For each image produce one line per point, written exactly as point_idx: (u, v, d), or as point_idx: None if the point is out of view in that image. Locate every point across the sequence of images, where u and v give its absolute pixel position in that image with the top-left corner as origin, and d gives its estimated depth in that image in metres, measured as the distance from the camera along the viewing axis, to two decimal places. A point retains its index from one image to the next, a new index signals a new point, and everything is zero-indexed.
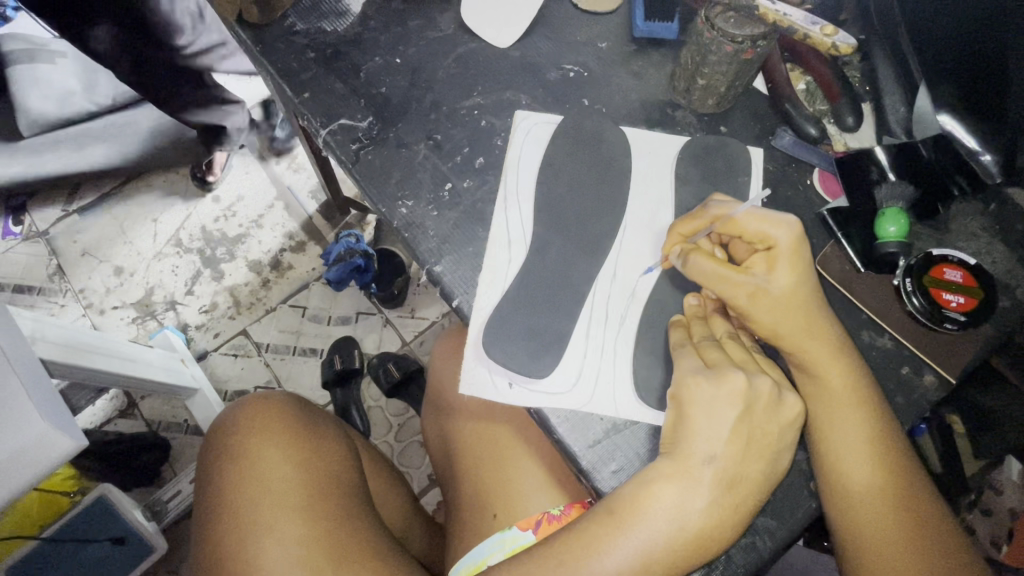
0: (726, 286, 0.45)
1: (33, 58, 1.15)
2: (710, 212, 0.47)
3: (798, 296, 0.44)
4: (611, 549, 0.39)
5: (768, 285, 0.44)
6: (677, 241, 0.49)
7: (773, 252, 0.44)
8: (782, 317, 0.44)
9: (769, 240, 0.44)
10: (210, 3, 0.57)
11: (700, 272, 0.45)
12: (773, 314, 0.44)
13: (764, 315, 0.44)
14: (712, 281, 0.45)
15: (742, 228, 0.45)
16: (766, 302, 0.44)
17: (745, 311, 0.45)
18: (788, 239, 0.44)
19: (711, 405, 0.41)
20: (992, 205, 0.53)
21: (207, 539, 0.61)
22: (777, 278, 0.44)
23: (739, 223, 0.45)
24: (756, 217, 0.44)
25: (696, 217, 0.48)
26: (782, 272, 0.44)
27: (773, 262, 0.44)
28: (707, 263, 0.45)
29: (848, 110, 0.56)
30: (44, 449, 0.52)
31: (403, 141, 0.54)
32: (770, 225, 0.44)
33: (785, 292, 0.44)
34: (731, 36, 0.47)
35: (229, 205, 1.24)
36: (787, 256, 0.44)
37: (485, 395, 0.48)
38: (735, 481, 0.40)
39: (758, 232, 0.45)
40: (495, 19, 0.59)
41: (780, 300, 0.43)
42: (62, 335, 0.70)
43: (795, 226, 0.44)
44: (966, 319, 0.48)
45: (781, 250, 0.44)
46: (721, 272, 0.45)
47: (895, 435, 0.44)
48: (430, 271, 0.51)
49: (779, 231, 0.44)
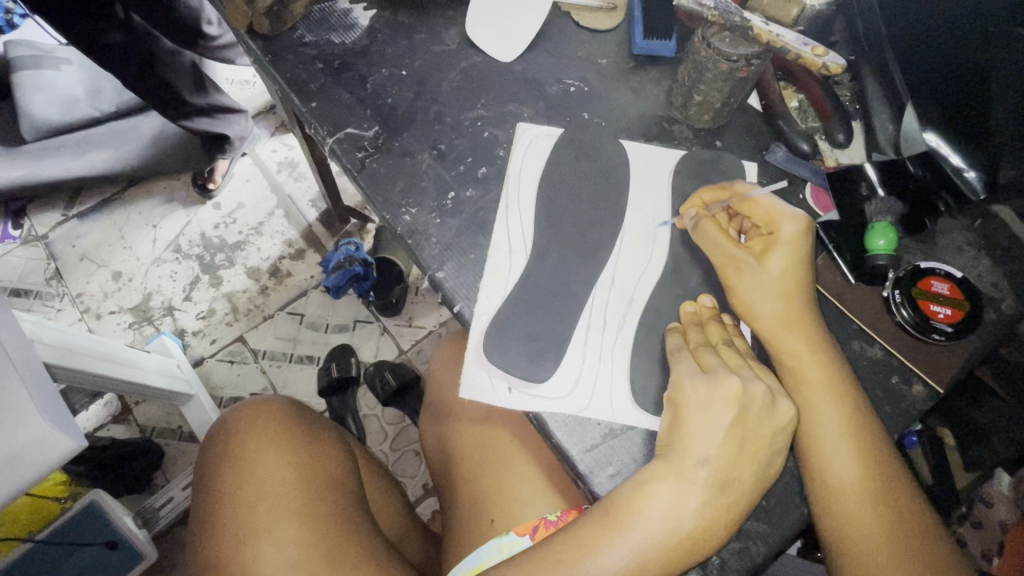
0: (722, 255, 0.48)
1: (39, 65, 1.17)
2: (732, 187, 0.51)
3: (785, 285, 0.47)
4: (607, 550, 0.40)
5: (760, 266, 0.47)
6: (696, 205, 0.52)
7: (774, 238, 0.48)
8: (764, 299, 0.47)
9: (774, 225, 0.48)
10: (222, 14, 0.59)
11: (705, 236, 0.49)
12: (756, 297, 0.47)
13: (747, 293, 0.47)
14: (712, 247, 0.49)
15: (755, 209, 0.49)
16: (752, 281, 0.47)
17: (729, 283, 0.48)
18: (790, 230, 0.47)
19: (707, 408, 0.42)
20: (978, 221, 0.55)
21: (204, 542, 0.61)
22: (769, 263, 0.47)
23: (753, 203, 0.49)
24: (770, 204, 0.49)
25: (718, 189, 0.52)
26: (776, 258, 0.47)
27: (772, 245, 0.48)
28: (714, 231, 0.49)
29: (839, 127, 0.58)
30: (45, 449, 0.52)
31: (407, 151, 0.56)
32: (779, 214, 0.48)
33: (773, 277, 0.47)
34: (725, 55, 0.49)
35: (230, 212, 1.25)
36: (785, 244, 0.47)
37: (484, 399, 0.48)
38: (728, 483, 0.41)
39: (768, 216, 0.49)
40: (498, 34, 0.61)
41: (767, 283, 0.47)
42: (61, 338, 0.70)
43: (801, 222, 0.47)
44: (953, 330, 0.49)
45: (781, 238, 0.47)
46: (722, 242, 0.48)
47: (884, 440, 0.45)
48: (432, 277, 0.52)
49: (785, 222, 0.48)
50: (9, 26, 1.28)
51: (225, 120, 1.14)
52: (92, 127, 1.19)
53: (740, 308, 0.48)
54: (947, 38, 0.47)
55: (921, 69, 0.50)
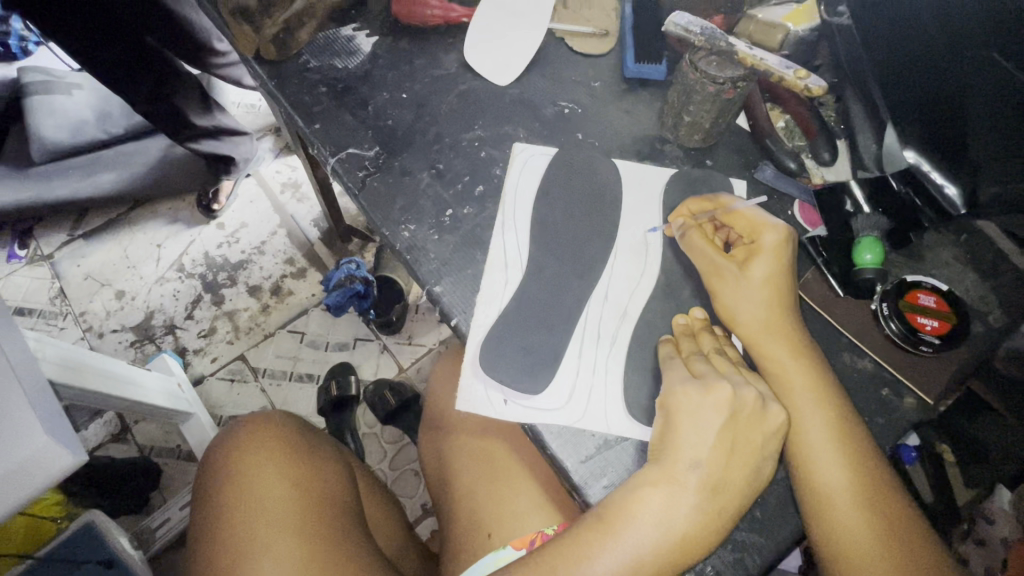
0: (707, 262, 0.50)
1: (49, 90, 1.20)
2: (718, 199, 0.53)
3: (767, 291, 0.48)
4: (600, 554, 0.41)
5: (742, 273, 0.49)
6: (683, 215, 0.54)
7: (756, 247, 0.50)
8: (747, 305, 0.48)
9: (757, 235, 0.50)
10: (230, 41, 0.61)
11: (691, 245, 0.51)
12: (739, 304, 0.48)
13: (730, 298, 0.49)
14: (698, 254, 0.51)
15: (739, 220, 0.51)
16: (735, 287, 0.49)
17: (713, 288, 0.50)
18: (772, 239, 0.49)
19: (696, 411, 0.43)
20: (963, 235, 0.56)
21: (202, 554, 0.61)
22: (751, 269, 0.49)
23: (737, 214, 0.51)
24: (753, 215, 0.51)
25: (705, 200, 0.54)
26: (758, 266, 0.49)
27: (754, 254, 0.49)
28: (700, 240, 0.51)
29: (825, 146, 0.60)
30: (45, 464, 0.53)
31: (407, 169, 0.58)
32: (761, 225, 0.50)
33: (756, 284, 0.48)
34: (713, 77, 0.51)
35: (234, 231, 1.27)
36: (767, 253, 0.49)
37: (481, 411, 0.49)
38: (719, 486, 0.42)
39: (751, 227, 0.51)
40: (495, 58, 0.63)
41: (750, 289, 0.48)
42: (64, 355, 0.71)
43: (782, 232, 0.49)
44: (941, 342, 0.50)
45: (763, 247, 0.49)
46: (708, 250, 0.50)
47: (873, 449, 0.45)
48: (430, 291, 0.53)
49: (767, 232, 0.50)
50: (22, 53, 1.31)
51: (231, 142, 1.17)
52: (100, 149, 1.21)
53: (723, 314, 0.49)
54: (928, 73, 0.49)
55: (945, 72, 0.48)
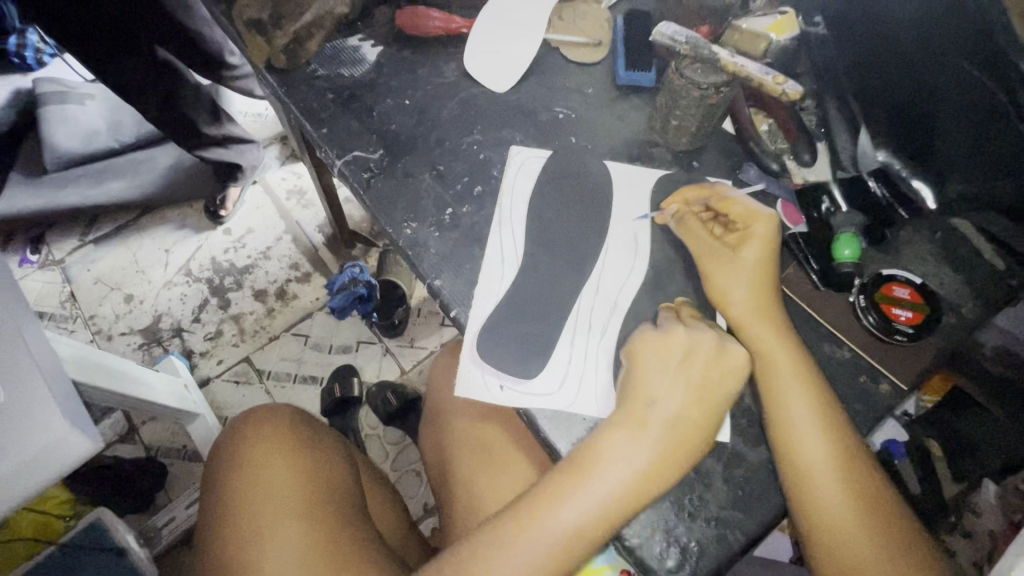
0: (701, 246, 0.54)
1: (64, 100, 1.24)
2: (714, 188, 0.56)
3: (758, 275, 0.52)
4: (571, 493, 0.45)
5: (735, 257, 0.52)
6: (679, 201, 0.57)
7: (749, 233, 0.53)
8: (739, 286, 0.51)
9: (750, 222, 0.53)
10: (243, 51, 0.65)
11: (688, 232, 0.55)
12: (731, 286, 0.52)
13: (722, 280, 0.52)
14: (693, 239, 0.55)
15: (732, 207, 0.54)
16: (728, 270, 0.52)
17: (707, 270, 0.53)
18: (764, 227, 0.53)
19: (657, 357, 0.48)
20: (939, 232, 0.59)
21: (211, 522, 0.65)
22: (743, 254, 0.52)
23: (732, 202, 0.54)
24: (747, 204, 0.54)
25: (702, 188, 0.57)
26: (750, 251, 0.52)
27: (747, 240, 0.53)
28: (695, 227, 0.55)
29: (804, 149, 0.63)
30: (64, 449, 0.55)
31: (409, 171, 0.61)
32: (754, 213, 0.53)
33: (748, 267, 0.52)
34: (697, 83, 0.55)
35: (240, 236, 1.30)
36: (758, 240, 0.52)
37: (478, 397, 0.52)
38: (676, 421, 0.46)
39: (744, 215, 0.54)
40: (493, 67, 0.66)
41: (741, 271, 0.52)
42: (79, 351, 0.74)
43: (774, 221, 0.53)
44: (915, 331, 0.53)
45: (755, 234, 0.53)
46: (704, 236, 0.54)
47: (847, 422, 0.48)
48: (431, 285, 0.56)
49: (760, 220, 0.53)
50: (37, 64, 1.35)
51: (238, 150, 1.20)
52: (111, 157, 1.25)
53: (715, 296, 0.52)
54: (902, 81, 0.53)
55: (924, 72, 0.50)
